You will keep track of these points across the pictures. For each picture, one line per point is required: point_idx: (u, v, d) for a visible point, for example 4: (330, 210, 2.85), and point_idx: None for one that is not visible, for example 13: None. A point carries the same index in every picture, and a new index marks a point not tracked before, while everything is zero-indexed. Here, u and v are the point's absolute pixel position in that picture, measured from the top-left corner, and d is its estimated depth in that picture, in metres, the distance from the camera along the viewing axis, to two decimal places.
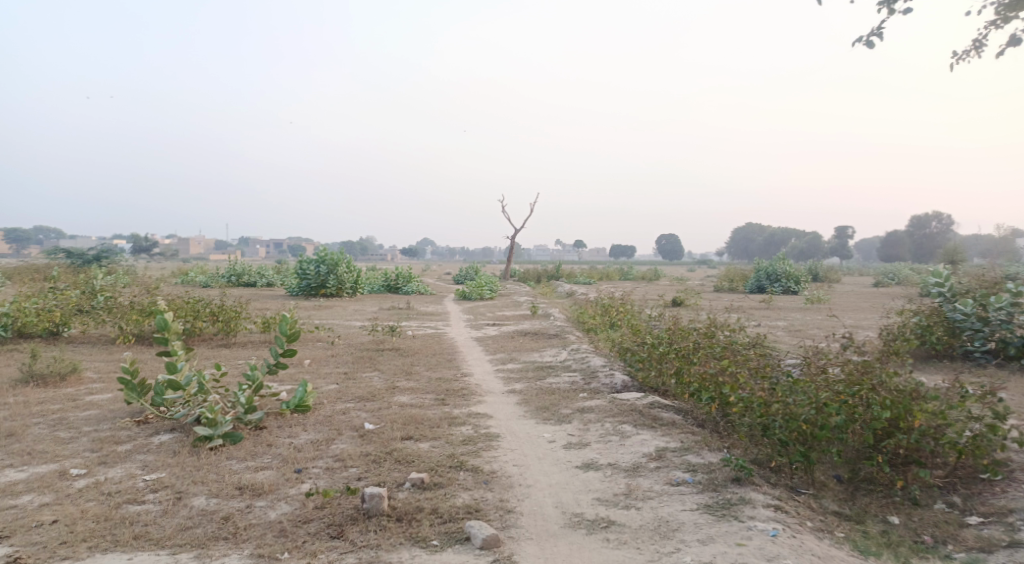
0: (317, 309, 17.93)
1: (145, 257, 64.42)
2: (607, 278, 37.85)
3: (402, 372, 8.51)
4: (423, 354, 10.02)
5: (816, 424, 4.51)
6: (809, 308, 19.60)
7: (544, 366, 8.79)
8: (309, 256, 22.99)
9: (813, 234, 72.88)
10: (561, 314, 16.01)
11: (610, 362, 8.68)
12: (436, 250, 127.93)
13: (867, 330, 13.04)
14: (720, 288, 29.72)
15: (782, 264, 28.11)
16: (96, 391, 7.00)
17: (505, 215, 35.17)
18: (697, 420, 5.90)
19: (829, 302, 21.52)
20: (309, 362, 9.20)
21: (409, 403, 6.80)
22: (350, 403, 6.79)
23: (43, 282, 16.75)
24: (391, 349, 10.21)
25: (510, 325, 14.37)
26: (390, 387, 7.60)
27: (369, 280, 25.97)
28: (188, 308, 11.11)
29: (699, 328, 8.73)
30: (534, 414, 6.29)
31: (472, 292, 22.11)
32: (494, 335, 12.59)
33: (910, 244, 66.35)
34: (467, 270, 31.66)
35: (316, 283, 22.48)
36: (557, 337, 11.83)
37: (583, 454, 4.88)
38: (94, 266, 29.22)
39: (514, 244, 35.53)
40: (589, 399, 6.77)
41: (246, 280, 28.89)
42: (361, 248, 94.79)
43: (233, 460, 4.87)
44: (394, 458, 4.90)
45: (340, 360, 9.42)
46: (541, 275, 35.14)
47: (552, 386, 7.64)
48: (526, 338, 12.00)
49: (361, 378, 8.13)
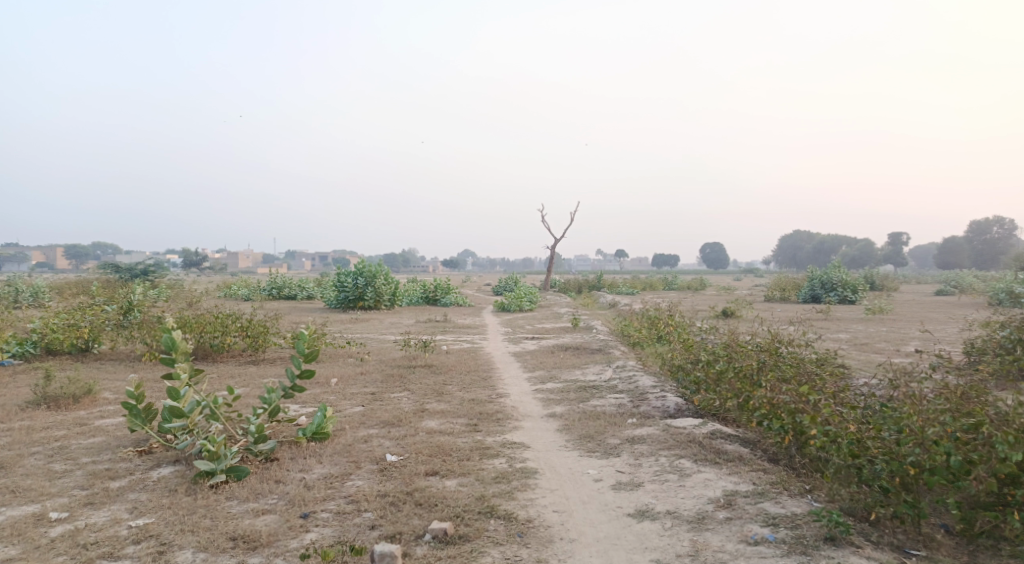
0: (353, 322, 17.53)
1: (193, 271, 65.79)
2: (651, 288, 36.84)
3: (433, 392, 7.87)
4: (458, 371, 9.39)
5: (924, 467, 3.69)
6: (871, 319, 18.35)
7: (588, 385, 8.03)
8: (347, 268, 22.71)
9: (865, 241, 70.23)
10: (604, 326, 15.23)
11: (661, 382, 7.89)
12: (477, 261, 127.95)
13: (943, 345, 11.89)
14: (770, 298, 28.44)
15: (838, 272, 26.72)
16: (106, 415, 6.54)
17: (546, 225, 34.54)
18: (768, 455, 5.09)
19: (892, 312, 20.19)
20: (336, 380, 8.66)
21: (438, 430, 6.14)
22: (373, 429, 6.17)
23: (82, 297, 16.76)
24: (424, 366, 9.61)
25: (551, 338, 13.66)
26: (419, 409, 6.97)
27: (407, 291, 25.59)
28: (216, 323, 10.72)
29: (760, 344, 7.86)
30: (577, 444, 5.57)
31: (512, 304, 21.46)
32: (534, 350, 11.88)
33: (970, 251, 63.24)
34: (507, 281, 31.09)
35: (353, 296, 22.15)
36: (601, 352, 11.07)
37: (636, 499, 4.17)
38: (141, 281, 29.61)
39: (554, 254, 34.81)
40: (639, 426, 6.01)
41: (286, 293, 28.89)
42: (403, 261, 95.42)
43: (233, 502, 4.28)
44: (415, 501, 4.23)
45: (369, 377, 8.87)
46: (583, 286, 34.32)
47: (596, 410, 6.90)
48: (568, 353, 11.26)
49: (389, 399, 7.53)
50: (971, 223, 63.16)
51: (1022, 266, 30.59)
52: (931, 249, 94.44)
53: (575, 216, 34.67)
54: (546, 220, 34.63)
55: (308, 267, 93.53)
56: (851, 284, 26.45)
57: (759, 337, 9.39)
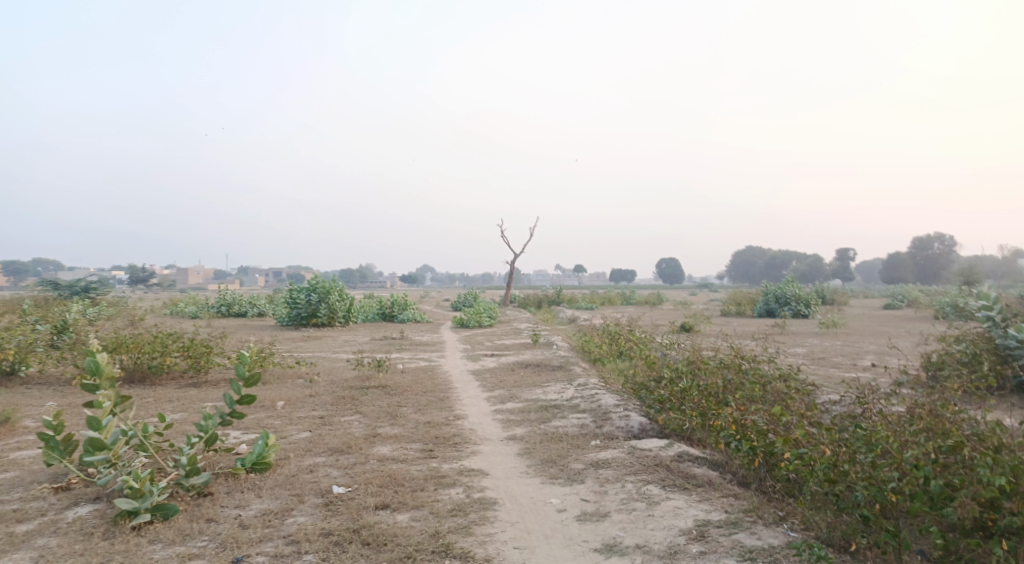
0: (305, 340, 16.90)
1: (140, 287, 63.44)
2: (609, 303, 36.89)
3: (387, 415, 7.46)
4: (413, 391, 8.99)
5: (905, 493, 3.51)
6: (825, 333, 18.59)
7: (549, 405, 7.73)
8: (300, 284, 22.02)
9: (815, 257, 72.13)
10: (564, 342, 14.99)
11: (624, 400, 7.66)
12: (436, 277, 127.05)
13: (898, 360, 12.00)
14: (726, 313, 28.73)
15: (791, 287, 27.13)
16: (23, 446, 5.96)
17: (504, 241, 34.32)
18: (737, 478, 4.87)
19: (844, 326, 20.54)
20: (283, 403, 8.16)
21: (391, 457, 5.75)
22: (320, 457, 5.74)
23: (12, 315, 15.74)
24: (377, 387, 9.17)
25: (510, 356, 13.34)
26: (371, 434, 6.55)
27: (363, 308, 24.96)
28: (155, 343, 10.08)
29: (723, 360, 7.70)
30: (539, 470, 5.26)
31: (470, 320, 21.09)
32: (493, 367, 11.54)
33: (912, 266, 65.46)
34: (465, 297, 30.68)
35: (307, 312, 21.47)
36: (562, 370, 10.80)
37: (603, 531, 3.88)
38: (80, 298, 28.22)
39: (513, 270, 34.59)
40: (603, 449, 5.74)
41: (236, 311, 27.90)
42: (360, 276, 94.07)
43: (157, 546, 3.83)
44: (362, 540, 3.85)
45: (318, 400, 8.41)
46: (542, 301, 34.17)
47: (558, 432, 6.61)
48: (527, 370, 10.96)
49: (339, 423, 7.09)
50: (913, 239, 65.52)
51: (964, 280, 31.65)
52: (876, 264, 97.66)
53: (533, 232, 34.57)
54: (504, 236, 34.41)
55: (261, 283, 91.36)
56: (805, 299, 26.91)
57: (720, 353, 9.26)
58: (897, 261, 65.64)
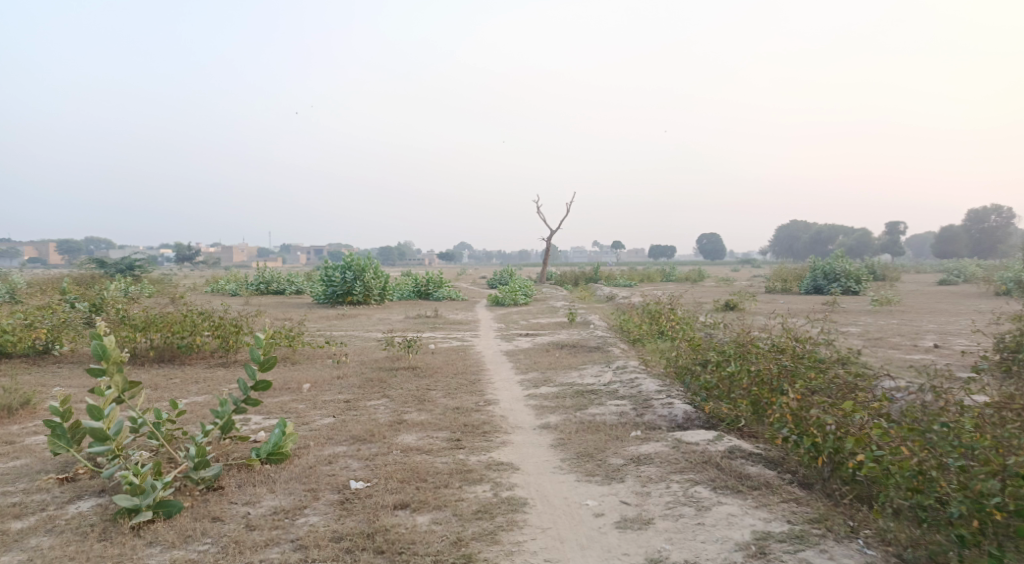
0: (339, 319, 16.73)
1: (185, 266, 64.83)
2: (648, 280, 36.11)
3: (414, 400, 7.08)
4: (444, 373, 8.62)
5: (1011, 508, 2.97)
6: (878, 311, 17.63)
7: (585, 391, 7.25)
8: (335, 262, 21.91)
9: (862, 231, 69.64)
10: (602, 321, 14.47)
11: (666, 386, 7.14)
12: (473, 254, 127.09)
13: (964, 343, 11.14)
14: (771, 289, 27.73)
15: (840, 263, 26.00)
16: (39, 431, 5.75)
17: (541, 217, 33.75)
18: (798, 479, 4.35)
19: (899, 303, 19.49)
20: (309, 386, 7.87)
21: (416, 447, 5.36)
22: (340, 447, 5.39)
23: (53, 294, 15.90)
24: (407, 368, 8.83)
25: (547, 335, 12.89)
26: (396, 421, 6.17)
27: (398, 286, 24.79)
28: (185, 322, 9.91)
29: (775, 343, 7.10)
30: (574, 465, 4.80)
31: (506, 298, 20.69)
32: (528, 348, 11.09)
33: (967, 240, 62.64)
34: (501, 274, 30.32)
35: (342, 290, 21.36)
36: (599, 351, 10.31)
37: (646, 543, 3.43)
38: (124, 277, 28.72)
39: (550, 246, 34.04)
40: (644, 441, 5.25)
41: (274, 288, 28.08)
42: (399, 253, 94.70)
43: (155, 550, 3.52)
44: (376, 547, 3.47)
45: (346, 382, 8.09)
46: (580, 278, 33.60)
47: (596, 420, 6.14)
48: (564, 351, 10.47)
49: (364, 408, 6.74)
50: (969, 211, 62.55)
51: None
52: (928, 238, 93.93)
53: (571, 208, 33.87)
54: (541, 213, 33.84)
55: (302, 261, 92.68)
56: (854, 275, 25.75)
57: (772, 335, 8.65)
58: (951, 235, 62.85)
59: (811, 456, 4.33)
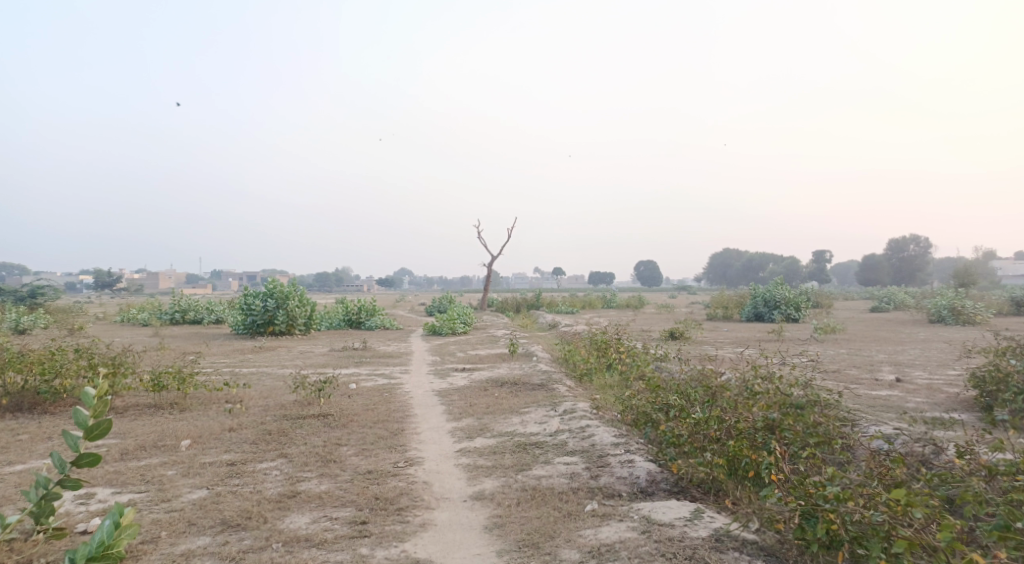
0: (253, 352, 15.03)
1: (102, 293, 60.56)
2: (590, 307, 35.47)
3: (318, 461, 5.73)
4: (360, 422, 7.29)
5: None
6: (825, 340, 17.16)
7: (529, 443, 6.06)
8: (256, 289, 20.14)
9: (793, 259, 71.65)
10: (545, 353, 13.34)
11: (623, 434, 6.03)
12: (413, 280, 124.79)
13: (925, 375, 10.53)
14: (713, 317, 27.28)
15: (781, 289, 25.84)
16: None
17: (482, 242, 32.70)
18: None
19: (843, 332, 19.16)
20: (189, 442, 6.38)
21: (305, 535, 4.05)
22: (201, 539, 4.02)
23: None
24: (317, 415, 7.47)
25: (484, 370, 11.64)
26: (287, 494, 4.82)
27: (327, 314, 23.09)
28: (51, 363, 8.22)
29: (747, 384, 6.12)
30: (517, 561, 3.62)
31: (443, 327, 19.34)
32: (462, 386, 9.82)
33: (889, 267, 65.03)
34: (440, 301, 28.89)
35: (263, 320, 19.58)
36: (543, 389, 9.16)
37: None
38: (18, 306, 25.86)
39: (489, 273, 32.83)
40: (604, 520, 4.12)
41: (192, 317, 25.88)
42: (335, 280, 91.71)
43: None
44: None
45: (238, 436, 6.66)
46: (520, 305, 32.53)
47: (541, 486, 4.97)
48: (503, 390, 9.26)
49: (251, 475, 5.34)
50: (890, 241, 65.02)
51: (957, 283, 30.56)
52: (852, 266, 97.73)
53: (511, 232, 32.87)
54: (482, 238, 32.73)
55: (232, 288, 88.59)
56: (793, 302, 25.61)
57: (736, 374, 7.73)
58: (873, 264, 65.18)
59: (822, 546, 3.35)
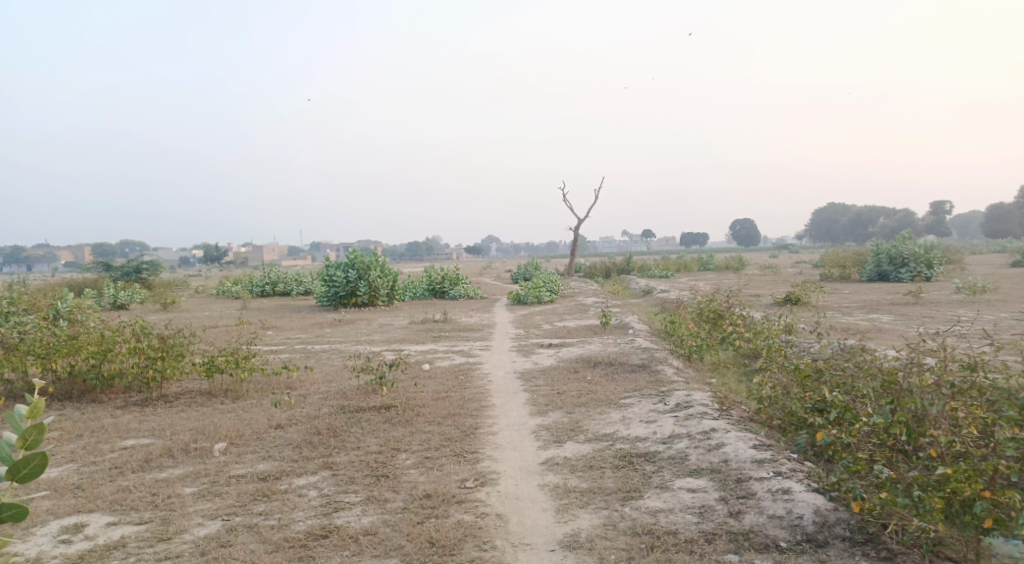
0: (332, 326, 14.30)
1: (209, 267, 63.52)
2: (686, 270, 33.31)
3: (366, 476, 4.53)
4: (427, 416, 6.07)
5: None
6: (975, 302, 14.58)
7: (638, 455, 4.60)
8: (337, 259, 19.54)
9: (908, 212, 65.45)
10: (644, 324, 11.76)
11: (766, 444, 4.47)
12: (501, 246, 124.60)
13: None
14: (828, 277, 24.55)
15: (908, 245, 22.82)
16: None
17: (569, 205, 30.97)
18: None
19: (995, 291, 16.35)
20: (225, 445, 5.36)
21: None
22: None
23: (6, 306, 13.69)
24: (378, 408, 6.32)
25: (575, 345, 10.20)
26: (315, 534, 3.62)
27: (411, 284, 22.33)
28: (98, 349, 7.49)
29: (941, 376, 4.42)
30: None
31: (528, 295, 18.05)
32: (550, 367, 8.45)
33: (1021, 218, 57.97)
34: (526, 267, 27.59)
35: (344, 292, 19.01)
36: (645, 372, 7.64)
37: None
38: (123, 283, 26.70)
39: (577, 236, 31.19)
40: None
41: (281, 289, 25.94)
42: (426, 249, 92.72)
43: None
44: None
45: (284, 436, 5.59)
46: (611, 269, 30.91)
47: (660, 530, 3.54)
48: (597, 373, 7.80)
49: (282, 498, 4.20)
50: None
51: None
52: (977, 218, 88.93)
53: (599, 193, 31.00)
54: (569, 201, 30.97)
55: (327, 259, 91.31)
56: (924, 258, 22.60)
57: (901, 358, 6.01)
58: (1004, 214, 58.55)
59: None
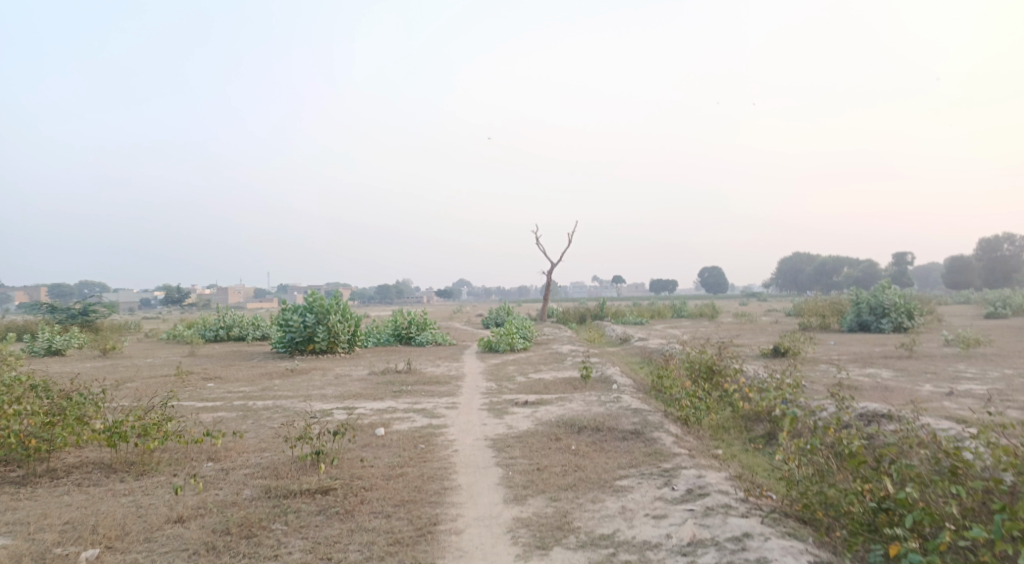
0: (282, 377, 12.86)
1: (167, 309, 60.97)
2: (660, 317, 32.48)
3: None
4: (373, 505, 4.78)
5: None
6: (971, 356, 13.77)
7: None
8: (295, 303, 18.14)
9: (870, 261, 66.26)
10: (628, 379, 10.61)
11: None
12: (471, 291, 123.22)
13: None
14: (807, 326, 23.82)
15: (887, 293, 22.24)
16: None
17: (542, 250, 30.06)
18: None
19: (986, 344, 15.62)
20: (96, 554, 4.02)
21: None
22: None
23: None
24: (312, 493, 5.02)
25: (553, 403, 8.99)
26: None
27: (374, 330, 20.95)
28: None
29: None
30: None
31: (500, 343, 16.85)
32: (526, 432, 7.22)
33: (981, 270, 58.86)
34: (496, 313, 26.37)
35: (301, 338, 17.58)
36: (639, 441, 6.46)
37: None
38: (63, 327, 24.71)
39: (549, 279, 30.16)
40: None
41: (236, 334, 24.27)
42: (396, 292, 91.28)
43: None
44: None
45: (181, 537, 4.27)
46: (584, 315, 29.96)
47: None
48: (582, 442, 6.60)
49: None
50: (984, 239, 59.18)
51: None
52: (936, 269, 90.83)
53: (571, 238, 30.20)
54: (542, 245, 30.06)
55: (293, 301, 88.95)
56: (904, 308, 22.03)
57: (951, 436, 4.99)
58: (964, 265, 59.48)
59: None
